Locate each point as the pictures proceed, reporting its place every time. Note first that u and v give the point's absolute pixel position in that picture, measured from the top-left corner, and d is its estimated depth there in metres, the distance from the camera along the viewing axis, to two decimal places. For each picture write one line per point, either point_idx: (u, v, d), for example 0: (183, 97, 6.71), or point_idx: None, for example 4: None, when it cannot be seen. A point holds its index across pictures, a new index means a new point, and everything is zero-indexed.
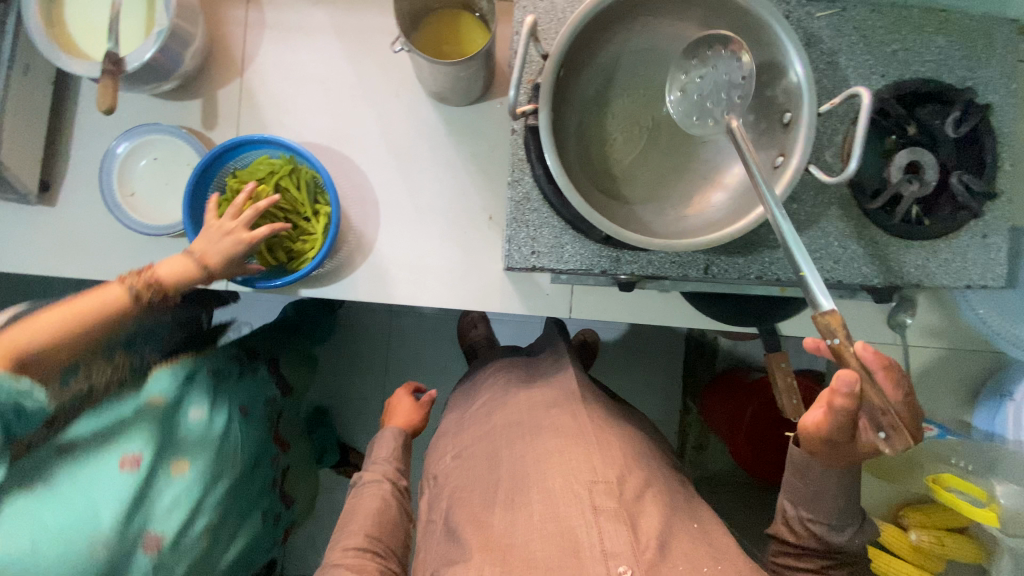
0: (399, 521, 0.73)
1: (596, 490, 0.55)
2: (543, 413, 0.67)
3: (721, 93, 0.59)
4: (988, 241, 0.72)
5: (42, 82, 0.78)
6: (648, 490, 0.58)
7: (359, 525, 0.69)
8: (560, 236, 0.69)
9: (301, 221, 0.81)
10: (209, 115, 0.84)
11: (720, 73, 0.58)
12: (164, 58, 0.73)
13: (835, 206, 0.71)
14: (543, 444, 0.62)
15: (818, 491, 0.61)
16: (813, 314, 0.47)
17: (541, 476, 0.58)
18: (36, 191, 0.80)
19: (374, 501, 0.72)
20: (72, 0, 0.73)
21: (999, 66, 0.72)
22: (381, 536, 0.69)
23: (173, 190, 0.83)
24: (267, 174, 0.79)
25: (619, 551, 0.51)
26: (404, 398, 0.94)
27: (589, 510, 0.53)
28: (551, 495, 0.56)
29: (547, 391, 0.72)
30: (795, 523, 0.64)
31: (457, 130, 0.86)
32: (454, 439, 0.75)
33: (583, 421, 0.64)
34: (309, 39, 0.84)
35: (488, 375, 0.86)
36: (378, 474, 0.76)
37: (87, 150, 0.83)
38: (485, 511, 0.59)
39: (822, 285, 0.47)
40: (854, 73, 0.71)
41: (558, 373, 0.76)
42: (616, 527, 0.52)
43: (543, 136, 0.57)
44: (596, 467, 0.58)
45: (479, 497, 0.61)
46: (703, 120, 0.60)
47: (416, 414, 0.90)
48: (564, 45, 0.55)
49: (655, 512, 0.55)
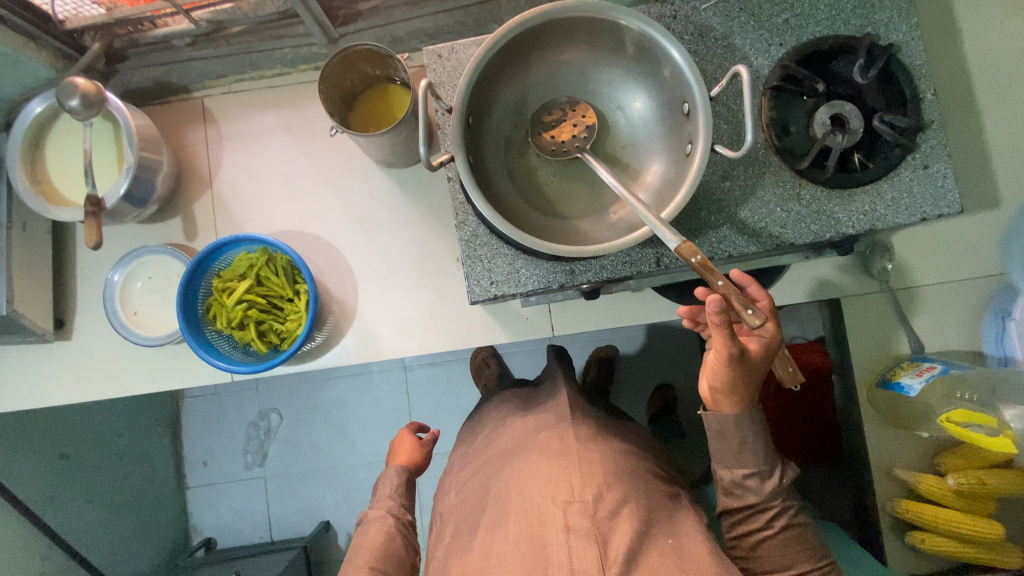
0: (404, 552, 0.75)
1: (570, 510, 0.60)
2: (533, 437, 0.71)
3: (577, 136, 0.67)
4: (931, 170, 0.72)
5: (41, 234, 0.88)
6: (624, 505, 0.62)
7: (363, 558, 0.72)
8: (513, 263, 0.73)
9: (285, 303, 0.87)
10: (190, 228, 0.92)
11: (576, 122, 0.68)
12: (137, 189, 0.82)
13: (768, 173, 0.73)
14: (527, 468, 0.66)
15: (741, 443, 0.63)
16: (675, 246, 0.54)
17: (524, 499, 0.62)
18: (51, 329, 0.89)
19: (378, 535, 0.75)
20: (51, 158, 0.83)
21: (894, 7, 0.74)
22: (386, 569, 0.71)
23: (169, 303, 0.90)
24: (248, 266, 0.85)
25: (585, 569, 0.55)
26: (406, 437, 0.93)
27: (561, 530, 0.58)
28: (527, 518, 0.61)
29: (541, 416, 0.76)
30: (733, 488, 0.64)
31: (410, 189, 0.92)
32: (459, 475, 0.78)
33: (570, 441, 0.68)
34: (263, 140, 0.93)
35: (493, 407, 0.89)
36: (382, 510, 0.79)
37: (91, 283, 0.92)
38: (470, 542, 0.64)
39: (666, 229, 0.56)
40: (752, 50, 0.74)
41: (553, 400, 0.80)
42: (586, 547, 0.57)
43: (463, 179, 0.61)
44: (573, 486, 0.62)
45: (469, 526, 0.66)
46: (563, 151, 0.67)
47: (418, 452, 0.90)
48: (464, 93, 0.60)
49: (628, 528, 0.59)
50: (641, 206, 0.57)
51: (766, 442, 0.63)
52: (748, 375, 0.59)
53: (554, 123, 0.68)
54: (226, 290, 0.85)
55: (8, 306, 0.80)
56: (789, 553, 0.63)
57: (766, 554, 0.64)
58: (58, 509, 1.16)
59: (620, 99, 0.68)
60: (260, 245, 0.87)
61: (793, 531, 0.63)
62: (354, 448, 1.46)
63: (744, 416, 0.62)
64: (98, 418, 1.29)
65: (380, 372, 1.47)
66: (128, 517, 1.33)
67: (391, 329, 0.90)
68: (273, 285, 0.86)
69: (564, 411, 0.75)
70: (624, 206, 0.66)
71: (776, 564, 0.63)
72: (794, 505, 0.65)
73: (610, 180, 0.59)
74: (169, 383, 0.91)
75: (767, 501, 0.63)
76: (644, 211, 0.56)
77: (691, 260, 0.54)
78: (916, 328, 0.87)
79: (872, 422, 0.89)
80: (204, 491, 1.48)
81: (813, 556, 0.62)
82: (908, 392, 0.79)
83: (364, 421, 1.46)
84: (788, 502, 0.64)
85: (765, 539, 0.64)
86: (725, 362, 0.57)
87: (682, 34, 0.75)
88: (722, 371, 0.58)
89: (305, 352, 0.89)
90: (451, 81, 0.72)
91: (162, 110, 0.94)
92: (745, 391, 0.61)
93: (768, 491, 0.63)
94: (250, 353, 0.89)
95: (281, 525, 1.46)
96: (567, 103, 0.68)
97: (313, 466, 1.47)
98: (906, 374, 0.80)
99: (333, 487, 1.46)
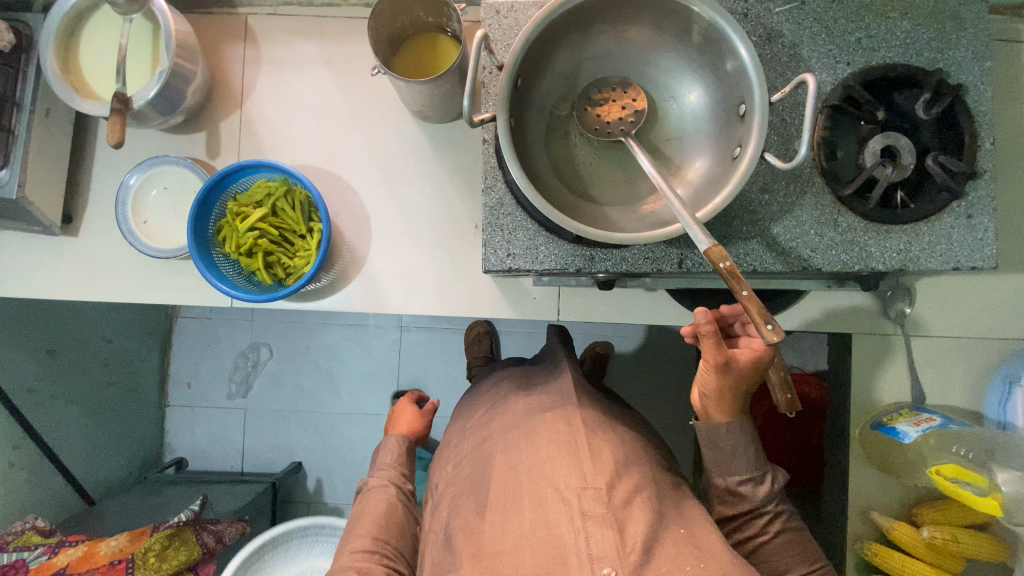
0: (405, 524, 0.78)
1: (585, 495, 0.59)
2: (538, 417, 0.71)
3: (623, 119, 0.65)
4: (973, 222, 0.70)
5: (62, 125, 0.86)
6: (637, 495, 0.61)
7: (366, 529, 0.74)
8: (534, 238, 0.72)
9: (297, 239, 0.86)
10: (213, 145, 0.90)
11: (626, 105, 0.66)
12: (167, 95, 0.80)
13: (809, 194, 0.71)
14: (535, 452, 0.66)
15: (732, 449, 0.63)
16: (704, 247, 0.52)
17: (537, 485, 0.62)
18: (58, 223, 0.88)
19: (380, 504, 0.78)
20: (85, 49, 0.81)
21: (970, 46, 0.71)
22: (388, 540, 0.74)
23: (176, 218, 0.89)
24: (267, 194, 0.84)
25: (603, 555, 0.55)
26: (408, 410, 1.02)
27: (577, 517, 0.58)
28: (540, 504, 0.60)
29: (545, 397, 0.75)
30: (726, 494, 0.65)
31: (441, 147, 0.90)
32: (454, 450, 0.80)
33: (576, 427, 0.68)
34: (301, 70, 0.90)
35: (490, 385, 0.90)
36: (383, 479, 0.82)
37: (104, 184, 0.91)
38: (478, 520, 0.64)
39: (699, 229, 0.54)
40: (818, 63, 0.71)
41: (554, 380, 0.80)
42: (603, 531, 0.56)
43: (502, 141, 0.59)
44: (586, 474, 0.61)
45: (473, 504, 0.66)
46: (606, 132, 0.65)
47: (418, 423, 0.99)
48: (518, 53, 0.58)
49: (643, 517, 0.59)
50: (677, 200, 0.55)
51: (757, 448, 0.64)
52: (737, 384, 0.61)
53: (601, 103, 0.66)
54: (245, 209, 0.83)
55: (20, 191, 0.79)
56: (789, 558, 0.62)
57: (764, 562, 0.64)
58: (38, 402, 1.16)
59: (675, 90, 0.66)
60: (281, 175, 0.84)
61: (791, 536, 0.63)
62: (337, 397, 1.47)
63: (735, 426, 0.63)
64: (90, 322, 1.29)
65: (376, 326, 1.47)
66: (106, 424, 1.33)
67: (399, 284, 0.89)
68: (288, 219, 0.84)
69: (569, 393, 0.75)
70: (659, 200, 0.64)
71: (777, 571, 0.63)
72: (786, 510, 0.65)
73: (649, 169, 0.57)
74: (169, 297, 0.90)
75: (762, 507, 0.63)
76: (679, 207, 0.54)
77: (719, 267, 0.53)
78: (922, 377, 0.85)
79: (861, 465, 0.87)
80: (183, 412, 1.49)
81: (811, 562, 0.62)
82: (902, 439, 0.77)
83: (352, 371, 1.46)
84: (781, 507, 0.64)
85: (761, 545, 0.63)
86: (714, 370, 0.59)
87: (750, 35, 0.72)
88: (714, 375, 0.59)
89: (308, 292, 0.88)
90: (505, 40, 0.70)
91: (203, 20, 0.91)
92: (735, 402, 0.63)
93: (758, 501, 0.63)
94: (253, 282, 0.88)
95: (254, 458, 1.47)
96: (619, 83, 0.66)
97: (295, 407, 1.47)
98: (903, 422, 0.79)
99: (312, 431, 1.47)
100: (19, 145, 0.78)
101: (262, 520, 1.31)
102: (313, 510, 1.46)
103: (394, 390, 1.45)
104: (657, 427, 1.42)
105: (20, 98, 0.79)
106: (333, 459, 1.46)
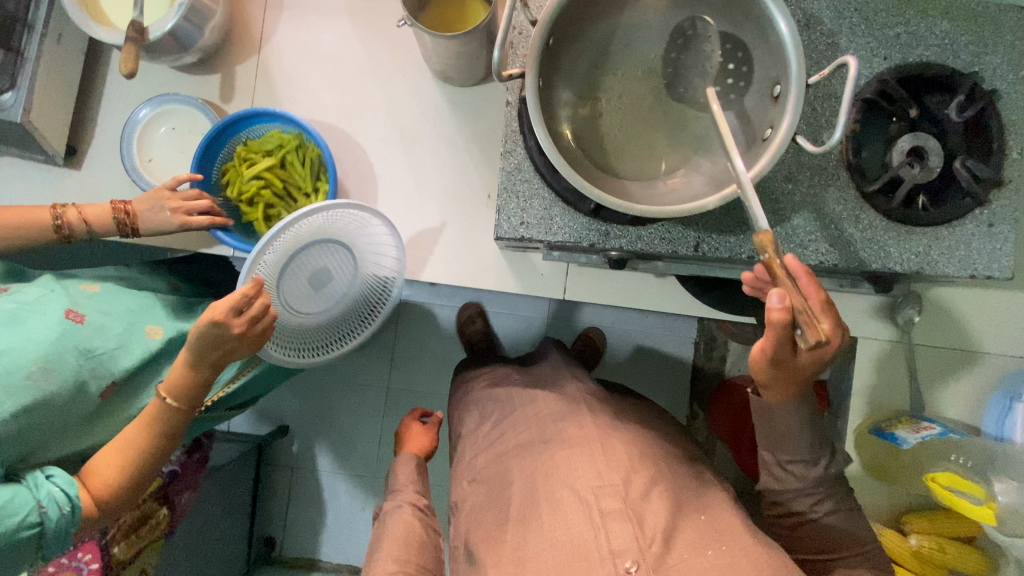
0: (425, 540, 0.75)
1: (602, 493, 0.59)
2: (552, 428, 0.69)
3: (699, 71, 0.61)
4: (994, 231, 0.69)
5: (74, 52, 0.84)
6: (654, 488, 0.61)
7: (392, 553, 0.71)
8: (549, 208, 0.70)
9: (302, 196, 0.84)
10: (226, 89, 0.88)
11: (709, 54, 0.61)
12: (185, 29, 0.77)
13: (833, 187, 0.69)
14: (550, 457, 0.64)
15: (785, 430, 0.59)
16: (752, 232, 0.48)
17: (553, 487, 0.61)
18: (62, 153, 0.86)
19: (399, 526, 0.75)
20: None
21: (1008, 52, 0.70)
22: (413, 558, 0.71)
23: (181, 156, 0.87)
24: (279, 143, 0.81)
25: (624, 548, 0.54)
26: (412, 425, 1.03)
27: (596, 515, 0.57)
28: (556, 505, 0.59)
29: (556, 400, 0.75)
30: (774, 469, 0.61)
31: (461, 111, 0.88)
32: (468, 465, 0.76)
33: (589, 430, 0.67)
34: (323, 19, 0.88)
35: (487, 385, 0.88)
36: (400, 501, 0.80)
37: (112, 118, 0.89)
38: (499, 531, 0.62)
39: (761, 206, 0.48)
40: (854, 55, 0.70)
41: (563, 385, 0.80)
42: (621, 525, 0.56)
43: (528, 101, 0.58)
44: (601, 472, 0.61)
45: (495, 517, 0.64)
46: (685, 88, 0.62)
47: (426, 438, 1.00)
48: (553, 11, 0.56)
49: (662, 508, 0.58)
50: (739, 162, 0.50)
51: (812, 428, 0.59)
52: (789, 375, 0.56)
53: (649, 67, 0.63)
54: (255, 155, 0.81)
55: (25, 115, 0.76)
56: (838, 541, 0.59)
57: (808, 536, 0.60)
58: None
59: None
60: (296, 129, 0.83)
61: (841, 517, 0.59)
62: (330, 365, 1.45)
63: (794, 408, 0.59)
64: None
65: None
66: None
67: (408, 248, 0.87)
68: (294, 172, 0.82)
69: (574, 398, 0.75)
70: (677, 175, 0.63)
71: (820, 546, 0.60)
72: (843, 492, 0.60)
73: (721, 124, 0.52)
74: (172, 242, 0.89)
75: (813, 488, 0.59)
76: (742, 170, 0.49)
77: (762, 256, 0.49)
78: (924, 387, 0.85)
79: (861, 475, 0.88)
80: None
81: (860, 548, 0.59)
82: (901, 445, 0.78)
83: None
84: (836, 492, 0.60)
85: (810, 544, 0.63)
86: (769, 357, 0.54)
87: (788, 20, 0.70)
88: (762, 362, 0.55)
89: None
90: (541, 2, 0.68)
91: None
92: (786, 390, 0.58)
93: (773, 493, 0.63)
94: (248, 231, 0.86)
95: (242, 419, 1.46)
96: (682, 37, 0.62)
97: None
98: (903, 429, 0.79)
99: (301, 397, 1.45)
100: (29, 68, 0.76)
101: (244, 479, 1.30)
102: (296, 475, 1.45)
103: (388, 362, 1.44)
104: None
105: (32, 19, 0.77)
106: (321, 427, 1.45)
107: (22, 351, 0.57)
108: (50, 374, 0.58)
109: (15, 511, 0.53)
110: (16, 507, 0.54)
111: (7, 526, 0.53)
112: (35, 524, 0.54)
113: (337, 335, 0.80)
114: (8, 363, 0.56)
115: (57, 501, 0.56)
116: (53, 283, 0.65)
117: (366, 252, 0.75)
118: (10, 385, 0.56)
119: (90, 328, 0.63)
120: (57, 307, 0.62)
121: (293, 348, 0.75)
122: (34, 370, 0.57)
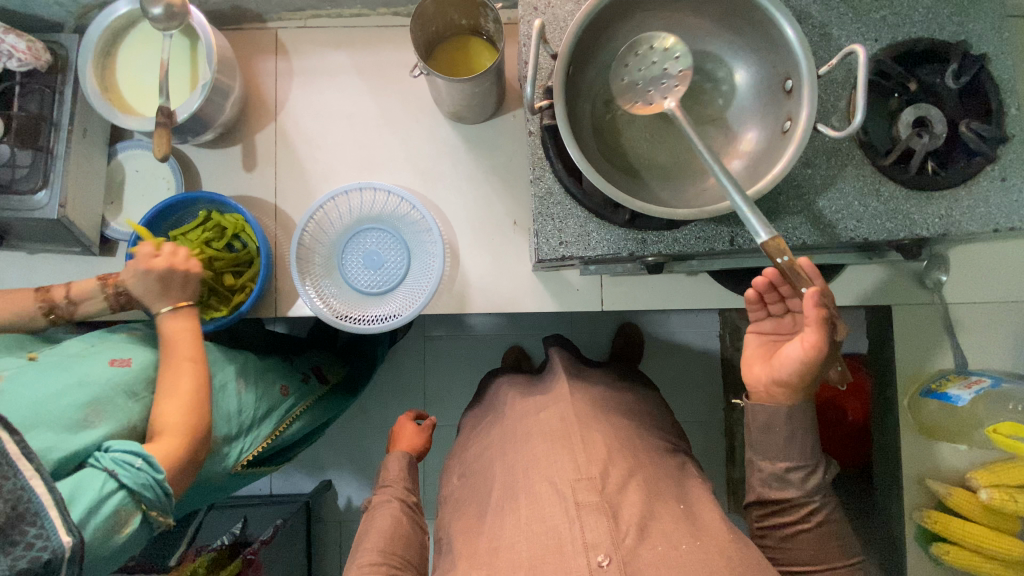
0: (411, 533, 0.76)
1: (579, 487, 0.62)
2: (535, 418, 0.74)
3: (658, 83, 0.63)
4: (1008, 184, 0.72)
5: (97, 141, 0.86)
6: (631, 480, 0.65)
7: (372, 544, 0.72)
8: (585, 225, 0.72)
9: (227, 279, 0.86)
10: (248, 158, 0.91)
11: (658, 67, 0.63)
12: (208, 107, 0.80)
13: (850, 165, 0.73)
14: (532, 451, 0.68)
15: (790, 438, 0.64)
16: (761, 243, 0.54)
17: (531, 481, 0.65)
18: (97, 242, 0.88)
19: (387, 520, 0.75)
20: (121, 66, 0.82)
21: (990, 18, 0.73)
22: (397, 551, 0.72)
23: (152, 201, 0.90)
24: (231, 226, 0.84)
25: (597, 542, 0.58)
26: (406, 424, 0.98)
27: (571, 507, 0.60)
28: (534, 499, 0.63)
29: (543, 397, 0.78)
30: (773, 479, 0.66)
31: (476, 146, 0.91)
32: (461, 460, 0.83)
33: (571, 421, 0.70)
34: (332, 79, 0.91)
35: (497, 387, 0.93)
36: (388, 495, 0.80)
37: (136, 199, 0.90)
38: (479, 520, 0.67)
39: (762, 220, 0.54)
40: (847, 40, 0.74)
41: (558, 379, 0.82)
42: (597, 519, 0.59)
43: (560, 127, 0.60)
44: (579, 466, 0.64)
45: (477, 507, 0.70)
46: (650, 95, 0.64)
47: (419, 438, 0.96)
48: (572, 42, 0.60)
49: (637, 500, 0.62)
50: (734, 185, 0.55)
51: (814, 440, 0.65)
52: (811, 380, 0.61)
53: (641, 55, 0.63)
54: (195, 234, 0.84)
55: (61, 210, 0.78)
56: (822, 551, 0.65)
57: (799, 546, 0.66)
58: None
59: (719, 72, 0.67)
60: (238, 214, 0.84)
61: (827, 529, 0.65)
62: (365, 410, 1.45)
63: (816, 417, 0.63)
64: None
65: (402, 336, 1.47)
66: None
67: (444, 285, 0.89)
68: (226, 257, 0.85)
69: (567, 388, 0.77)
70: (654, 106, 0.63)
71: (807, 558, 0.66)
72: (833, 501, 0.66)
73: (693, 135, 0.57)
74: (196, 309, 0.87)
75: (807, 498, 0.65)
76: (739, 195, 0.54)
77: (775, 260, 0.54)
78: (963, 344, 0.88)
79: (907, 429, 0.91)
80: None
81: (845, 554, 0.65)
82: (956, 403, 0.81)
83: (378, 384, 1.45)
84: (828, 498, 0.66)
85: (800, 532, 0.66)
86: (801, 362, 0.59)
87: None
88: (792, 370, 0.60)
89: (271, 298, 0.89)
90: (557, 37, 0.72)
91: (235, 36, 0.92)
92: (789, 392, 0.63)
93: (808, 484, 0.65)
94: None
95: (283, 478, 1.44)
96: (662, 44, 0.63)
97: None
98: (954, 385, 0.82)
99: (340, 448, 1.45)
100: (58, 165, 0.78)
101: (295, 538, 1.28)
102: (343, 528, 1.43)
103: (421, 401, 1.44)
104: (686, 421, 1.43)
105: (58, 117, 0.80)
106: (365, 474, 1.44)
107: (81, 396, 0.63)
108: (103, 415, 0.63)
109: (89, 489, 0.56)
110: (90, 486, 0.57)
111: (95, 498, 0.56)
112: (118, 487, 0.58)
113: (382, 310, 0.86)
114: (70, 403, 0.62)
115: (125, 463, 0.58)
116: (97, 340, 0.71)
117: (417, 239, 0.89)
118: (75, 414, 0.61)
119: (135, 369, 0.69)
120: (102, 356, 0.68)
121: (344, 312, 0.86)
122: (93, 410, 0.63)
